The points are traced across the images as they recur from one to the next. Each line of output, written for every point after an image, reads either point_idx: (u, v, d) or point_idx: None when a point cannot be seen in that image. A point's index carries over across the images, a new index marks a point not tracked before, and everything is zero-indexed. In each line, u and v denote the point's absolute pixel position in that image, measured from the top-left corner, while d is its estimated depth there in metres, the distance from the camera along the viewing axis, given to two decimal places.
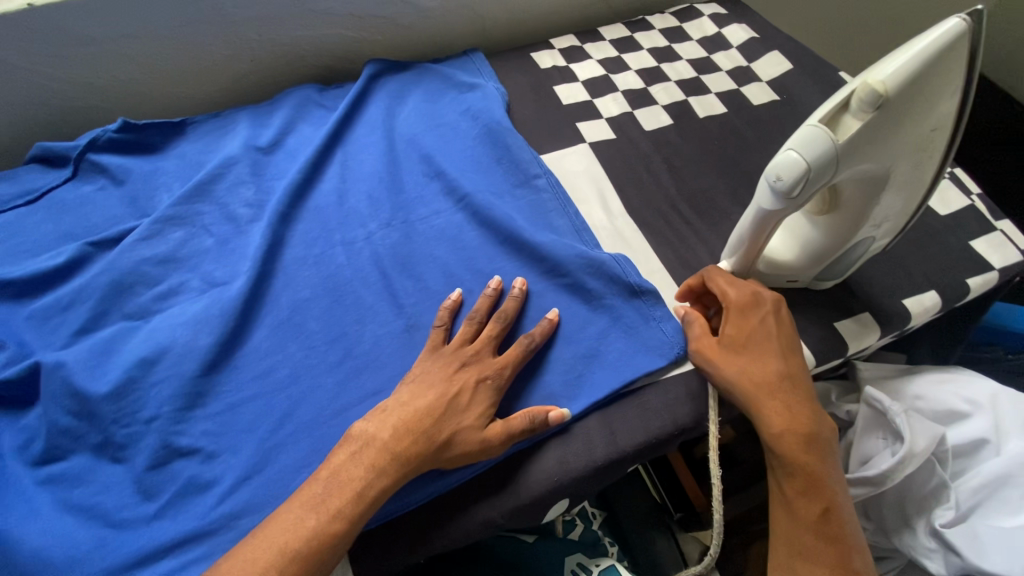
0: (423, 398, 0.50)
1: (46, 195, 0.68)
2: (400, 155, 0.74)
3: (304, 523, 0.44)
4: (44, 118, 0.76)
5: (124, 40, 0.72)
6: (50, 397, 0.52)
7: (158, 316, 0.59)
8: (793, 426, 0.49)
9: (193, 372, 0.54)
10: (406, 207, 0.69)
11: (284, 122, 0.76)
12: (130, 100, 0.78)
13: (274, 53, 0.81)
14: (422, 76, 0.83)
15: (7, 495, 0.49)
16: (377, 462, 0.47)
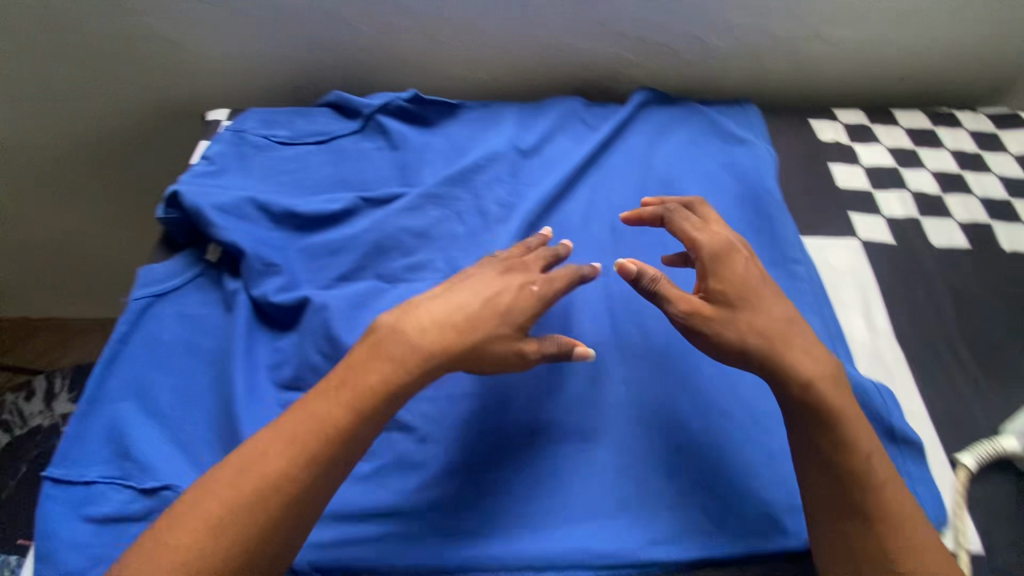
0: (485, 289, 0.49)
1: (333, 141, 0.74)
2: (653, 193, 0.71)
3: (320, 412, 0.43)
4: (343, 69, 0.83)
5: (435, 14, 0.75)
6: (310, 332, 0.57)
7: (404, 286, 0.63)
8: (795, 347, 0.48)
9: None
10: (648, 251, 0.67)
11: (547, 129, 0.77)
12: (414, 71, 0.83)
13: (553, 58, 0.82)
14: (688, 116, 0.79)
15: (251, 405, 0.53)
16: (417, 359, 0.45)
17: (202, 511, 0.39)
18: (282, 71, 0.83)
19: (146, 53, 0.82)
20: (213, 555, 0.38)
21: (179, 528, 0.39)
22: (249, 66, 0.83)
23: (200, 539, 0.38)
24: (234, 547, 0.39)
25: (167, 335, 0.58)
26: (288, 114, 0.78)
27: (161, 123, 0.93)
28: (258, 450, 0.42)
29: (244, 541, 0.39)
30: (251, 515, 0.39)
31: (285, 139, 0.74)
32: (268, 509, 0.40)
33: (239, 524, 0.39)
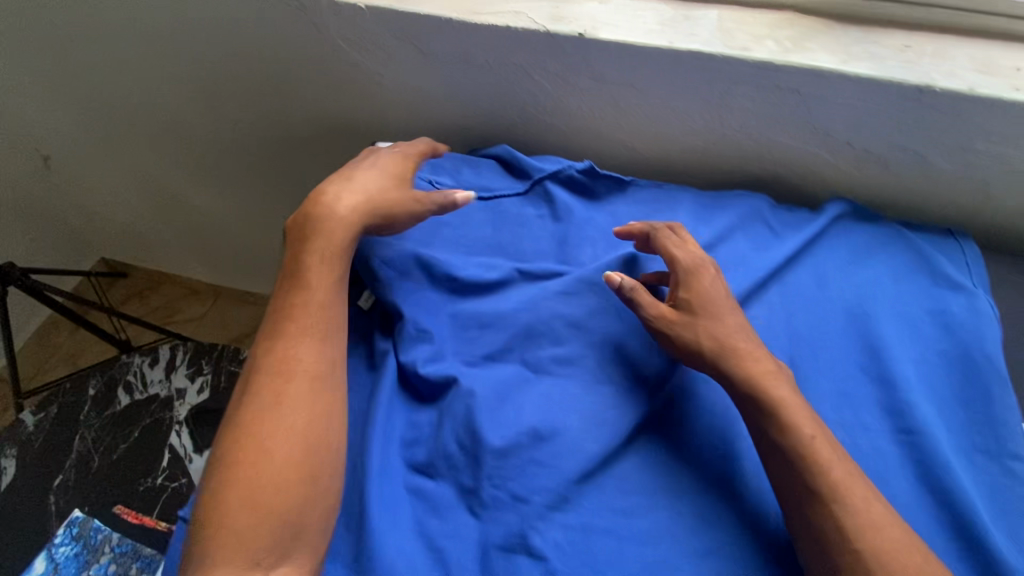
0: (374, 177, 0.64)
1: (497, 200, 0.71)
2: (843, 329, 0.62)
3: (309, 309, 0.56)
4: (513, 120, 0.81)
5: (624, 88, 0.72)
6: (451, 418, 0.54)
7: (550, 380, 0.58)
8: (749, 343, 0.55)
9: (570, 474, 0.52)
10: (828, 399, 0.58)
11: (725, 226, 0.70)
12: (586, 132, 0.79)
13: (739, 146, 0.75)
14: (891, 240, 0.69)
15: (384, 482, 0.52)
16: (336, 240, 0.59)
17: (258, 411, 0.50)
18: (453, 110, 0.82)
19: (328, 74, 0.83)
20: (258, 448, 0.49)
21: (248, 432, 0.50)
22: (422, 102, 0.82)
23: (265, 429, 0.50)
24: (299, 430, 0.50)
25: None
26: (455, 161, 0.76)
27: (323, 135, 0.96)
28: (273, 355, 0.53)
29: (307, 420, 0.51)
30: (303, 400, 0.51)
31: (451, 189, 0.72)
32: (316, 399, 0.52)
33: (297, 412, 0.51)
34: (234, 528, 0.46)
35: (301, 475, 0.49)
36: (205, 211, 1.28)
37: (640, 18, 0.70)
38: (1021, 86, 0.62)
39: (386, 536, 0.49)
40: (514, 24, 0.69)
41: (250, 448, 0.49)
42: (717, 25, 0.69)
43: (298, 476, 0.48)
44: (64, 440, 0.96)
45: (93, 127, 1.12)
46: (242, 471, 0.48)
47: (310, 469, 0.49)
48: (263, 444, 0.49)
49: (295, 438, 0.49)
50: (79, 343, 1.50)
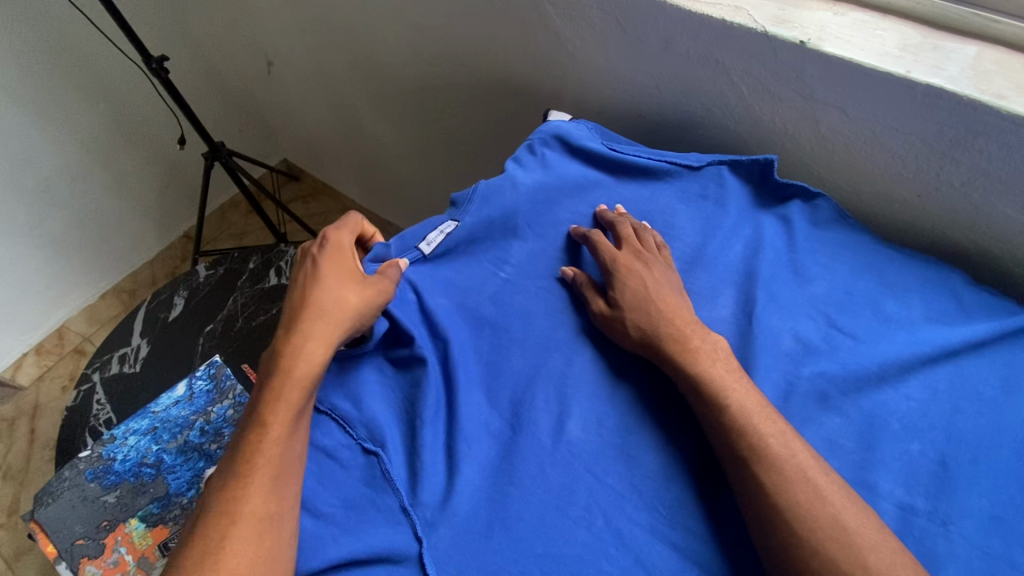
0: (346, 289, 0.56)
1: (653, 186, 0.71)
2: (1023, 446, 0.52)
3: (277, 386, 0.53)
4: (693, 116, 0.77)
5: (832, 111, 0.66)
6: (546, 385, 0.56)
7: (651, 374, 0.57)
8: (668, 332, 0.55)
9: (645, 476, 0.51)
10: (981, 517, 0.49)
11: (901, 288, 0.62)
12: (770, 147, 0.74)
13: (951, 205, 0.65)
14: None
15: (471, 418, 0.54)
16: (312, 310, 0.55)
17: (222, 496, 0.49)
18: (634, 94, 0.80)
19: (525, 36, 0.86)
20: (225, 526, 0.47)
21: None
22: (607, 78, 0.81)
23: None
24: (257, 506, 0.48)
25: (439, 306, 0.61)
26: (616, 138, 0.75)
27: (500, 93, 1.00)
28: (220, 498, 0.48)
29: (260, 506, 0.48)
30: (241, 557, 0.46)
31: (612, 156, 0.71)
32: (251, 558, 0.46)
33: (233, 568, 0.45)
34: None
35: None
36: (377, 139, 1.40)
37: (876, 37, 0.62)
38: None
39: (464, 467, 0.52)
40: (731, 18, 0.65)
41: (214, 528, 0.47)
42: (972, 63, 0.59)
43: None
44: (221, 297, 1.13)
45: (312, 44, 1.27)
46: (204, 555, 0.46)
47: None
48: (230, 522, 0.47)
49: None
50: (249, 224, 1.74)
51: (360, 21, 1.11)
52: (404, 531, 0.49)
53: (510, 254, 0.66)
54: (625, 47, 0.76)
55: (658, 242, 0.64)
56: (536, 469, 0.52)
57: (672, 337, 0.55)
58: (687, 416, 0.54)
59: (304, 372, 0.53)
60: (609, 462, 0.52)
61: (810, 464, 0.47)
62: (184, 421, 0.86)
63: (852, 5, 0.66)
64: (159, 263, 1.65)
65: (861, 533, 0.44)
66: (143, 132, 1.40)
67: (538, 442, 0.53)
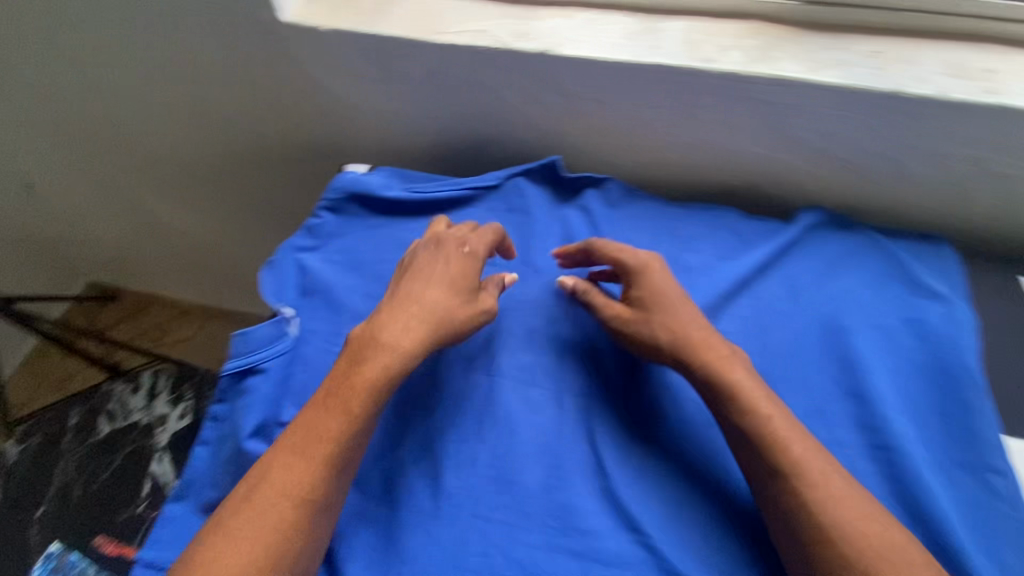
0: (453, 289, 0.57)
1: (464, 211, 0.72)
2: (818, 339, 0.61)
3: (357, 397, 0.51)
4: (482, 136, 0.80)
5: (592, 103, 0.72)
6: (411, 444, 0.55)
7: (509, 392, 0.57)
8: (713, 349, 0.54)
9: (531, 493, 0.52)
10: (805, 417, 0.56)
11: (692, 237, 0.69)
12: (556, 145, 0.79)
13: (711, 156, 0.74)
14: (866, 247, 0.68)
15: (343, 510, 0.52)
16: (410, 317, 0.55)
17: (267, 487, 0.47)
18: (422, 128, 0.82)
19: (299, 98, 0.83)
20: (258, 523, 0.45)
21: (255, 488, 0.47)
22: (393, 118, 0.81)
23: (223, 551, 0.44)
24: (294, 512, 0.46)
25: (284, 409, 0.56)
26: (415, 176, 0.76)
27: (298, 156, 0.96)
28: (268, 488, 0.47)
29: (289, 521, 0.46)
30: (277, 534, 0.45)
31: (415, 195, 0.72)
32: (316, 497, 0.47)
33: (264, 537, 0.45)
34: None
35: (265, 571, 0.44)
36: (190, 236, 1.28)
37: (603, 32, 0.69)
38: (993, 88, 0.61)
39: None
40: (477, 42, 0.69)
41: (247, 515, 0.46)
42: (682, 36, 0.68)
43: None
44: (45, 471, 0.95)
45: (73, 154, 1.12)
46: (222, 544, 0.44)
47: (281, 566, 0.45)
48: (262, 520, 0.46)
49: (250, 567, 0.44)
50: (70, 368, 1.49)
51: (119, 122, 1.00)
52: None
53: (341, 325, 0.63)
54: (396, 87, 0.76)
55: (652, 258, 0.60)
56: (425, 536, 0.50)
57: (706, 345, 0.54)
58: (552, 420, 0.56)
59: (389, 362, 0.53)
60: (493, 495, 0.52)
61: None
62: None
63: (578, 6, 0.72)
64: None
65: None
66: None
67: (418, 506, 0.52)
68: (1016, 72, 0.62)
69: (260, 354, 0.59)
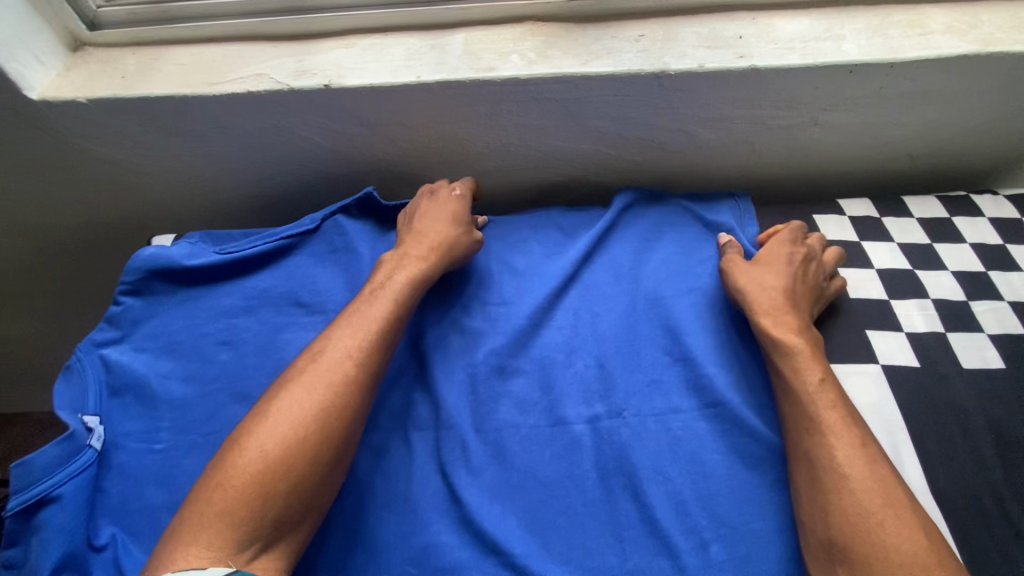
0: (425, 234, 0.65)
1: (286, 260, 0.69)
2: (647, 313, 0.64)
3: (350, 341, 0.55)
4: (299, 176, 0.77)
5: (394, 127, 0.71)
6: None
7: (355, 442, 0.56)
8: (777, 304, 0.60)
9: (391, 535, 0.52)
10: (643, 391, 0.59)
11: (518, 240, 0.71)
12: (377, 172, 0.78)
13: (525, 155, 0.76)
14: (676, 217, 0.73)
15: None
16: (408, 272, 0.61)
17: (265, 421, 0.50)
18: (234, 180, 0.77)
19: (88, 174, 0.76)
20: (251, 459, 0.48)
21: (221, 496, 0.46)
22: (199, 176, 0.76)
23: (217, 483, 0.47)
24: (278, 448, 0.49)
25: (100, 529, 0.54)
26: (229, 234, 0.72)
27: None
28: (262, 427, 0.50)
29: (274, 455, 0.48)
30: (254, 477, 0.47)
31: (227, 257, 0.67)
32: (282, 517, 0.47)
33: (247, 473, 0.47)
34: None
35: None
36: None
37: (387, 56, 0.68)
38: (744, 53, 0.66)
39: None
40: (256, 88, 0.65)
41: (241, 451, 0.49)
42: (464, 48, 0.68)
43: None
44: None
45: None
46: (219, 477, 0.47)
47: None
48: (252, 451, 0.48)
49: (229, 507, 0.46)
50: None
51: None
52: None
53: (161, 420, 0.59)
54: (189, 144, 0.71)
55: (807, 253, 0.64)
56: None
57: (773, 312, 0.59)
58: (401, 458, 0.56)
59: (381, 307, 0.58)
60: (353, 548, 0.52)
61: None
62: None
63: (358, 32, 0.71)
64: None
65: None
66: None
67: None
68: (762, 34, 0.67)
69: (50, 480, 0.52)
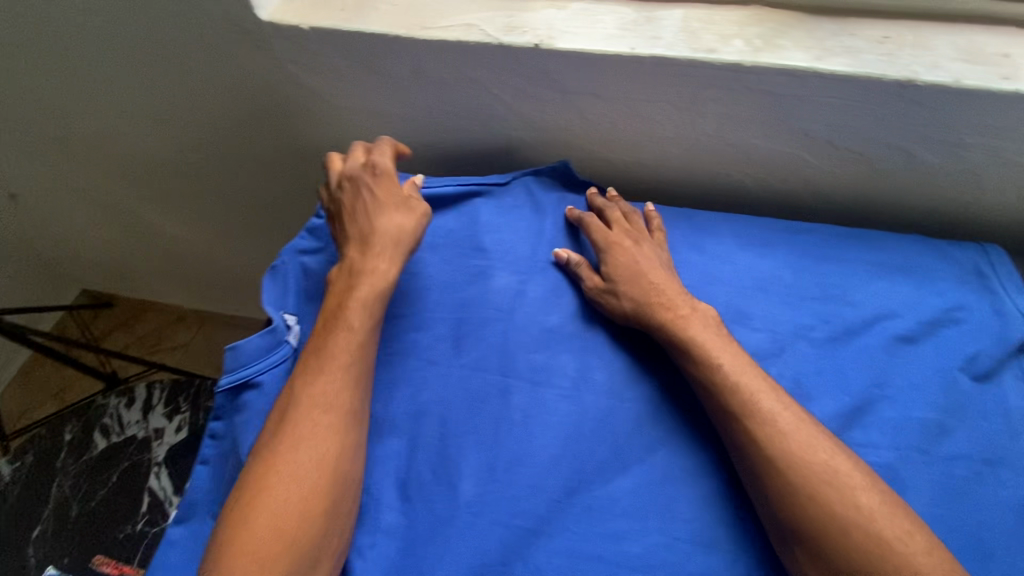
0: (382, 224, 0.61)
1: (472, 205, 0.71)
2: (853, 337, 0.59)
3: (331, 382, 0.54)
4: (475, 133, 0.77)
5: (589, 98, 0.68)
6: (425, 448, 0.56)
7: (530, 396, 0.57)
8: (663, 299, 0.59)
9: (549, 498, 0.52)
10: (840, 414, 0.55)
11: (711, 228, 0.68)
12: (553, 143, 0.76)
13: (714, 149, 0.71)
14: (892, 238, 0.67)
15: (365, 519, 0.53)
16: (364, 287, 0.58)
17: (263, 466, 0.50)
18: (413, 127, 0.79)
19: (283, 97, 0.80)
20: (263, 514, 0.48)
21: (248, 545, 0.46)
22: (383, 118, 0.79)
23: (234, 541, 0.47)
24: (289, 488, 0.49)
25: None
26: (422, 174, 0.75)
27: (285, 157, 0.93)
28: (262, 473, 0.49)
29: (281, 506, 0.48)
30: (269, 521, 0.47)
31: (423, 191, 0.70)
32: (321, 487, 0.49)
33: (262, 524, 0.47)
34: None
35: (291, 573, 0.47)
36: (178, 240, 1.25)
37: (598, 23, 0.66)
38: (1010, 75, 0.58)
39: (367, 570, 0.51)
40: (466, 38, 0.65)
41: (253, 501, 0.48)
42: (682, 25, 0.64)
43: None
44: (40, 487, 0.93)
45: (48, 158, 1.08)
46: (234, 539, 0.47)
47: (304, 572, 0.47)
48: (265, 505, 0.48)
49: (256, 557, 0.46)
50: (66, 377, 1.47)
51: (95, 124, 0.96)
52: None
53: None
54: (383, 84, 0.73)
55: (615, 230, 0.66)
56: (441, 543, 0.51)
57: (663, 305, 0.59)
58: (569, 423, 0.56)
59: (348, 332, 0.56)
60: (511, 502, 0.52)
61: None
62: None
63: None
64: None
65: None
66: None
67: (435, 513, 0.52)
68: None
69: (253, 367, 0.57)
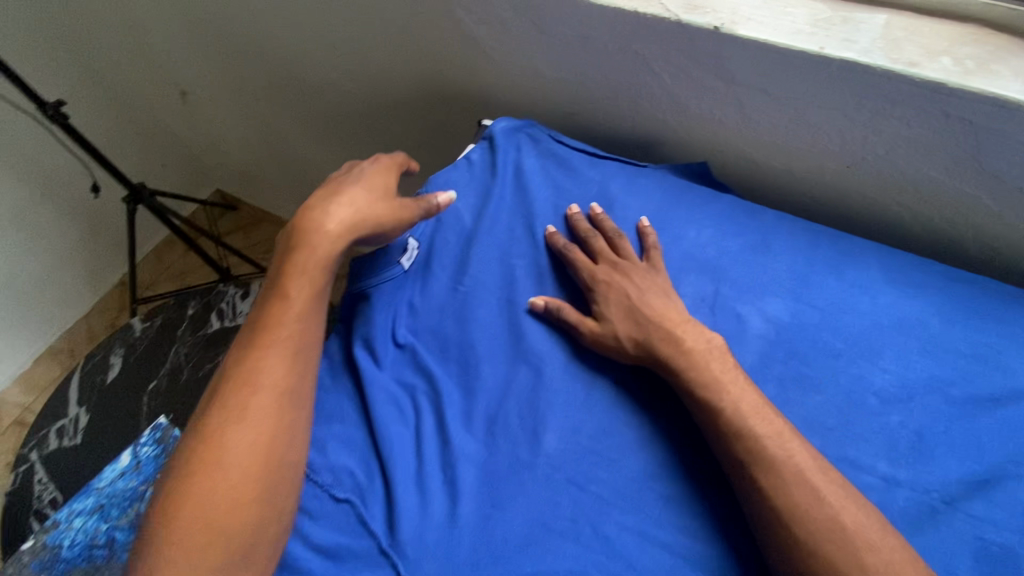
0: (342, 210, 0.59)
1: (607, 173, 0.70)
2: (999, 405, 0.53)
3: (280, 338, 0.54)
4: (621, 109, 0.76)
5: (755, 93, 0.65)
6: (516, 395, 0.57)
7: (629, 371, 0.57)
8: (660, 330, 0.56)
9: (628, 476, 0.52)
10: (963, 481, 0.50)
11: (857, 252, 0.64)
12: (698, 135, 0.74)
13: (878, 172, 0.66)
14: None
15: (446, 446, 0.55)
16: (318, 258, 0.57)
17: (215, 425, 0.50)
18: (562, 92, 0.79)
19: (445, 42, 0.83)
20: (212, 463, 0.48)
21: (205, 489, 0.47)
22: (535, 79, 0.80)
23: (187, 488, 0.48)
24: (237, 444, 0.49)
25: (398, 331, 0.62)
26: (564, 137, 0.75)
27: (428, 100, 0.97)
28: (208, 430, 0.50)
29: (230, 458, 0.49)
30: (221, 469, 0.48)
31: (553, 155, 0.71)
32: (265, 427, 0.50)
33: (212, 477, 0.48)
34: (189, 527, 0.46)
35: (245, 500, 0.48)
36: (310, 162, 1.34)
37: (788, 15, 0.62)
38: None
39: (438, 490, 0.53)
40: (644, 9, 0.64)
41: (203, 454, 0.49)
42: (882, 32, 0.59)
43: (225, 518, 0.47)
44: (162, 349, 1.06)
45: (223, 64, 1.19)
46: (187, 488, 0.47)
47: (259, 505, 0.48)
48: (215, 454, 0.49)
49: (216, 500, 0.47)
50: (191, 262, 1.65)
51: (271, 40, 1.05)
52: (386, 572, 0.49)
53: (467, 266, 0.65)
54: (546, 44, 0.74)
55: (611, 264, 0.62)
56: (516, 485, 0.52)
57: (663, 336, 0.56)
58: (664, 409, 0.55)
59: (291, 304, 0.56)
60: (589, 471, 0.53)
61: (774, 433, 0.49)
62: (133, 493, 0.83)
63: None
64: (96, 315, 1.53)
65: (824, 504, 0.46)
66: (55, 179, 1.29)
67: (514, 456, 0.54)
68: None
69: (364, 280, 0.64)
